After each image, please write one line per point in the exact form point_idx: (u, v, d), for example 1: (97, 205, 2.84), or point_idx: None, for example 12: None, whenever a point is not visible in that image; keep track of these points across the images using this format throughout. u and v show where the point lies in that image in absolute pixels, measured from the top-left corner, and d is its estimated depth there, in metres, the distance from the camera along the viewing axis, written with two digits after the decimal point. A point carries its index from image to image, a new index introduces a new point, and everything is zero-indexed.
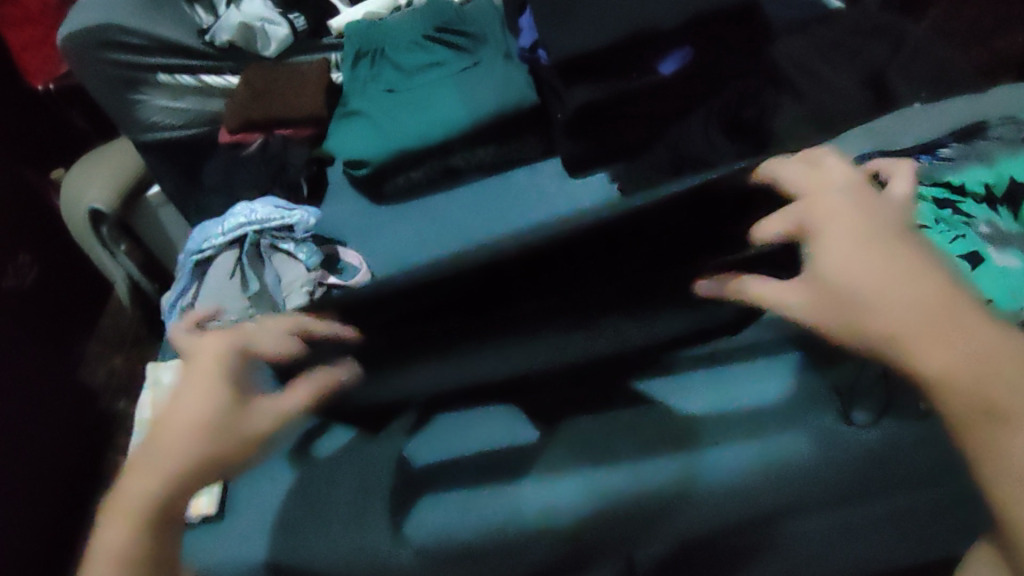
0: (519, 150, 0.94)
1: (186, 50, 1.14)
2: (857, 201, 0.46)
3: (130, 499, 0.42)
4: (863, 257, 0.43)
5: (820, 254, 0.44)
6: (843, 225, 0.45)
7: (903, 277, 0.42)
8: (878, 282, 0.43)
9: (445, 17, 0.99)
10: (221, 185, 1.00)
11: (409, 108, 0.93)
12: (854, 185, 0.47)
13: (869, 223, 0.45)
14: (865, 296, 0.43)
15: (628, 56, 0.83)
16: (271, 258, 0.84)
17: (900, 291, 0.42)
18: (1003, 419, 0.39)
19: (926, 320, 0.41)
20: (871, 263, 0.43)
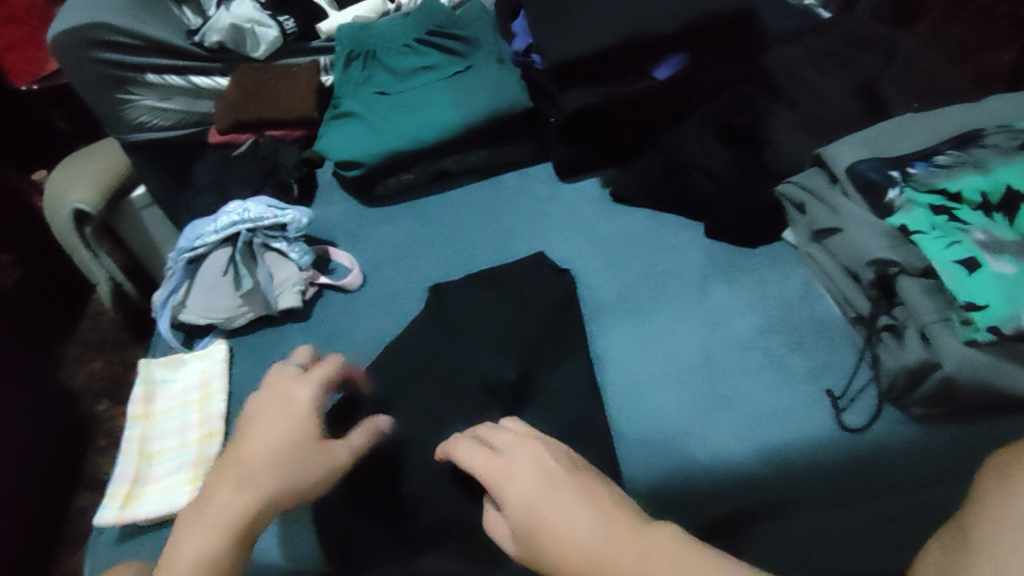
0: (512, 153, 0.92)
1: (177, 50, 1.14)
2: (515, 471, 0.45)
3: (226, 513, 0.48)
4: (554, 513, 0.41)
5: (502, 488, 0.45)
6: (516, 477, 0.45)
7: (518, 492, 0.44)
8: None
9: (439, 21, 0.99)
10: (211, 184, 0.97)
11: (403, 109, 0.92)
12: (528, 459, 0.46)
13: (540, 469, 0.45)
14: (576, 543, 0.39)
15: (624, 62, 0.80)
16: (263, 259, 0.82)
17: (558, 520, 0.41)
18: None
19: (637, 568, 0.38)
20: (567, 517, 0.41)
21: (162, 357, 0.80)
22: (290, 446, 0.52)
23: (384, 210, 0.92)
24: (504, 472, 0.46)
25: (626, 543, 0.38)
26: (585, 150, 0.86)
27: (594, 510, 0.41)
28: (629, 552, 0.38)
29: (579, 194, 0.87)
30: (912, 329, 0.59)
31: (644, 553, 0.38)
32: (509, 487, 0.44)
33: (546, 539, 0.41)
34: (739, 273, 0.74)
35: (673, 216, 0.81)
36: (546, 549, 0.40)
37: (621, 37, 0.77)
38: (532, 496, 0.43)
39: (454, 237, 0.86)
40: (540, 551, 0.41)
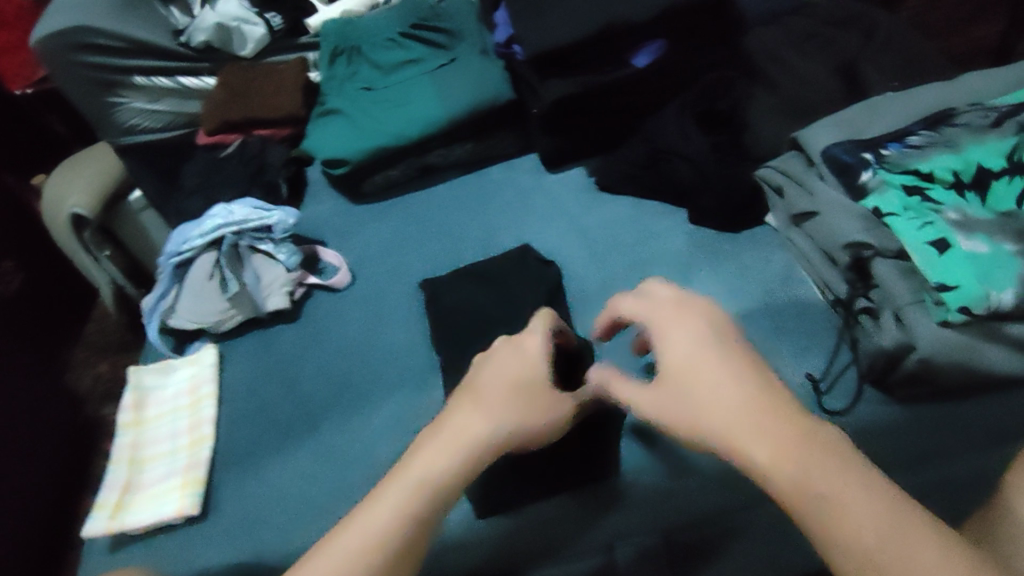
0: (495, 147, 0.92)
1: (162, 52, 1.14)
2: (686, 333, 0.47)
3: (456, 459, 0.46)
4: (710, 383, 0.44)
5: (667, 343, 0.47)
6: (679, 342, 0.47)
7: (690, 350, 0.46)
8: (810, 451, 0.40)
9: (421, 14, 1.00)
10: (200, 187, 0.98)
11: (387, 104, 0.92)
12: (702, 335, 0.47)
13: (692, 327, 0.48)
14: (716, 409, 0.43)
15: (603, 51, 0.81)
16: (251, 260, 0.83)
17: (726, 400, 0.43)
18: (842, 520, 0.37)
19: (769, 436, 0.41)
20: (723, 384, 0.44)
21: (152, 364, 0.82)
22: (529, 391, 0.51)
23: (372, 207, 0.93)
24: (683, 335, 0.47)
25: (778, 418, 0.42)
26: (568, 140, 0.86)
27: (731, 377, 0.44)
28: (766, 431, 0.41)
29: (562, 185, 0.87)
30: (887, 310, 0.60)
31: (781, 430, 0.41)
32: (669, 352, 0.47)
33: (702, 408, 0.44)
34: (719, 261, 0.74)
35: (657, 205, 0.81)
36: (705, 414, 0.43)
37: (596, 27, 0.77)
38: (693, 355, 0.46)
39: (441, 231, 0.87)
40: (697, 408, 0.44)
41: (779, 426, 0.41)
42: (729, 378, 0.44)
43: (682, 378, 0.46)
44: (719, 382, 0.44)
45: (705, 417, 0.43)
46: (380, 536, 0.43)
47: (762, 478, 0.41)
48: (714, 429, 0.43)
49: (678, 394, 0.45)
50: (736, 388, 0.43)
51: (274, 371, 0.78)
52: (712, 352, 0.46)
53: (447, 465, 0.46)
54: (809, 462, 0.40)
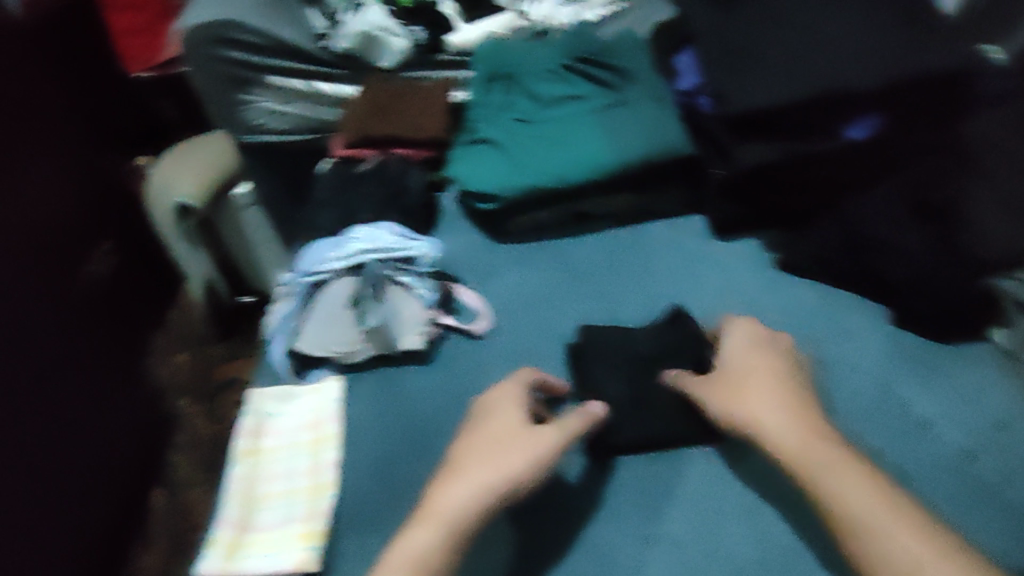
0: (661, 202, 0.85)
1: (303, 53, 1.10)
2: (761, 387, 0.60)
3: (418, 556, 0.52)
4: (791, 424, 0.57)
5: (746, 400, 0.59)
6: (741, 386, 0.61)
7: (776, 406, 0.58)
8: (882, 510, 0.50)
9: (589, 48, 0.93)
10: (333, 202, 0.92)
11: (545, 141, 0.85)
12: (771, 379, 0.61)
13: (761, 373, 0.62)
14: (805, 446, 0.55)
15: (811, 118, 0.73)
16: (389, 291, 0.78)
17: (801, 441, 0.56)
18: (875, 534, 0.49)
19: (847, 482, 0.52)
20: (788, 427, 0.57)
21: (274, 387, 0.76)
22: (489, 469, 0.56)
23: (514, 248, 0.86)
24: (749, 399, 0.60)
25: (859, 479, 0.52)
26: (752, 206, 0.78)
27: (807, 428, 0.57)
28: (838, 473, 0.53)
29: (736, 257, 0.78)
30: None
31: (875, 496, 0.51)
32: (758, 401, 0.59)
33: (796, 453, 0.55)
34: (931, 377, 0.64)
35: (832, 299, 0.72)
36: (829, 482, 0.52)
37: (811, 93, 0.70)
38: (795, 425, 0.57)
39: (593, 289, 0.79)
40: (788, 447, 0.56)
41: (853, 468, 0.53)
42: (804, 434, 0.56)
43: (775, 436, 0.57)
44: (817, 448, 0.55)
45: (792, 451, 0.55)
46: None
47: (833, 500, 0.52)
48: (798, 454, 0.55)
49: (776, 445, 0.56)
50: (833, 447, 0.55)
51: (402, 421, 0.70)
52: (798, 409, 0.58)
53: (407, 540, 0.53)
54: (887, 512, 0.50)
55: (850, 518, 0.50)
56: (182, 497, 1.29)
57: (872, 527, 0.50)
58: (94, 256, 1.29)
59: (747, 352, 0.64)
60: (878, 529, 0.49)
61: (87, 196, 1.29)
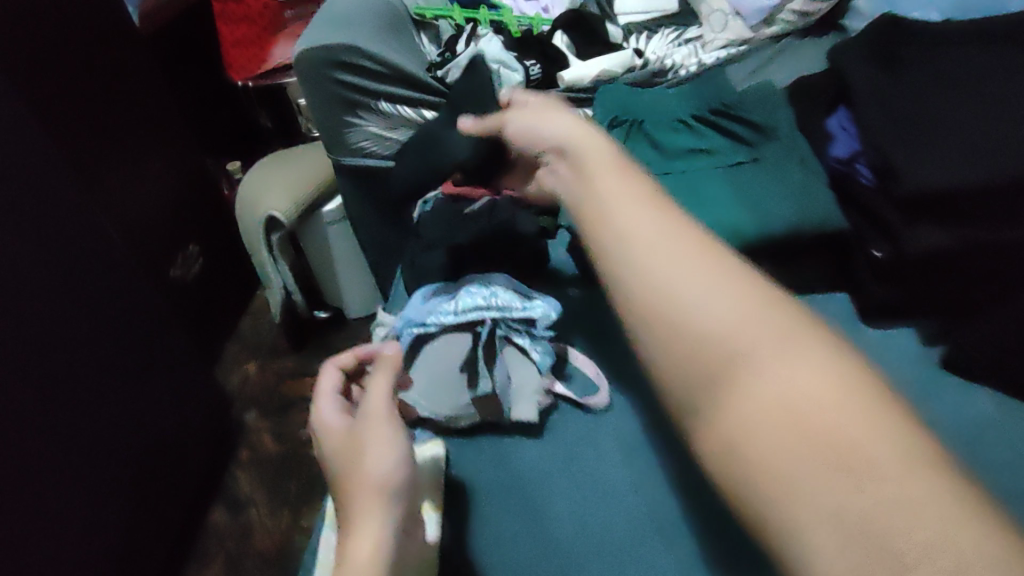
0: (807, 275, 0.76)
1: (414, 81, 1.07)
2: (603, 183, 0.48)
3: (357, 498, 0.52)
4: (696, 273, 0.41)
5: (603, 219, 0.46)
6: (614, 198, 0.47)
7: (661, 220, 0.44)
8: (821, 391, 0.35)
9: (725, 100, 0.86)
10: (440, 240, 0.90)
11: (680, 199, 0.80)
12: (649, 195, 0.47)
13: (637, 198, 0.46)
14: (705, 292, 0.40)
15: (1003, 205, 0.64)
16: (506, 351, 0.76)
17: (743, 322, 0.39)
18: (796, 413, 0.35)
19: (759, 342, 0.38)
20: (728, 299, 0.40)
21: None
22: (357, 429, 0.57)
23: None
24: (596, 197, 0.48)
25: (839, 391, 0.35)
26: (916, 292, 0.69)
27: (711, 275, 0.41)
28: (768, 338, 0.38)
29: (892, 347, 0.69)
30: None
31: (854, 406, 0.34)
32: (623, 218, 0.45)
33: (688, 294, 0.40)
34: None
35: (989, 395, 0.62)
36: (684, 333, 0.40)
37: (1006, 176, 0.62)
38: (714, 278, 0.41)
39: None
40: (647, 280, 0.42)
41: (768, 320, 0.39)
42: (744, 307, 0.39)
43: (667, 302, 0.41)
44: (704, 275, 0.41)
45: (683, 323, 0.40)
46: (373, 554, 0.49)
47: (707, 347, 0.39)
48: (701, 310, 0.40)
49: (659, 299, 0.41)
50: (748, 297, 0.40)
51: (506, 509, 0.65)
52: (690, 237, 0.44)
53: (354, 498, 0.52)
54: (859, 427, 0.33)
55: (698, 396, 0.39)
56: (240, 515, 1.24)
57: (750, 431, 0.36)
58: (180, 259, 1.33)
59: (585, 128, 0.56)
60: (801, 407, 0.35)
61: (182, 202, 1.32)
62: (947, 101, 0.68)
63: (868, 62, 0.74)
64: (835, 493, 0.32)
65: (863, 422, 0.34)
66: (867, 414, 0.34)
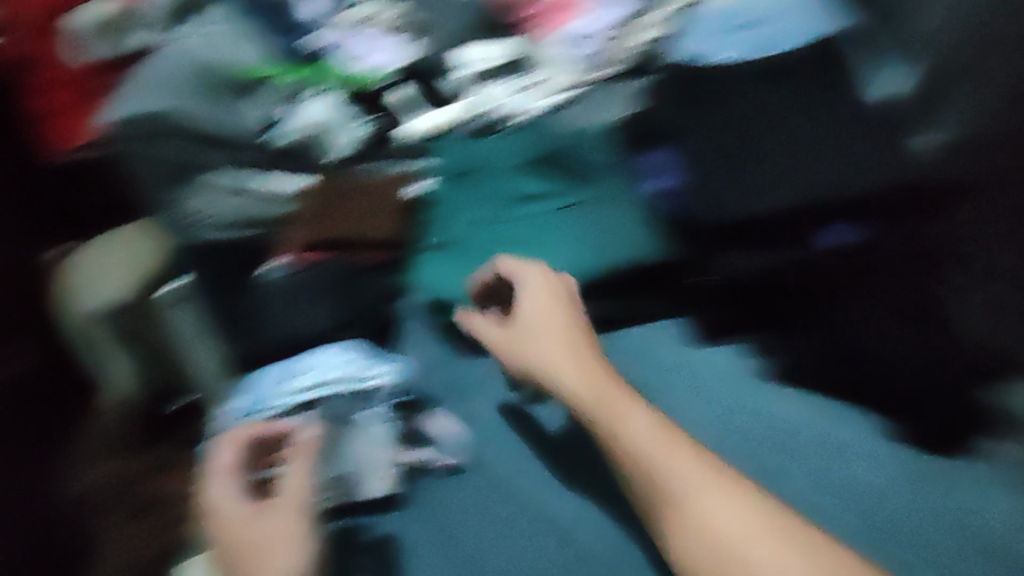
0: (643, 310, 0.79)
1: (224, 134, 0.90)
2: (589, 378, 0.68)
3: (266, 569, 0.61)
4: (639, 418, 0.63)
5: (563, 380, 0.69)
6: (583, 369, 0.69)
7: (595, 388, 0.67)
8: (707, 482, 0.58)
9: (557, 142, 0.85)
10: (279, 317, 0.82)
11: (515, 248, 0.83)
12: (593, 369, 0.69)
13: (594, 374, 0.69)
14: (629, 421, 0.63)
15: (790, 224, 0.75)
16: (348, 433, 0.71)
17: (655, 443, 0.61)
18: (674, 502, 0.57)
19: (676, 459, 0.59)
20: (644, 427, 0.62)
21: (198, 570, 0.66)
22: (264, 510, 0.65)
23: (483, 365, 0.77)
24: (576, 381, 0.68)
25: (678, 455, 0.60)
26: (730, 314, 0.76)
27: (669, 438, 0.61)
28: (698, 472, 0.58)
29: (725, 372, 0.73)
30: None
31: (728, 506, 0.56)
32: (571, 370, 0.69)
33: (630, 437, 0.62)
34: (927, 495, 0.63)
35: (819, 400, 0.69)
36: (622, 445, 0.62)
37: (785, 203, 0.75)
38: (676, 448, 0.61)
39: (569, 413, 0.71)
40: (627, 428, 0.63)
41: (688, 462, 0.59)
42: (653, 428, 0.62)
43: (660, 440, 0.61)
44: (639, 425, 0.63)
45: (626, 437, 0.62)
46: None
47: (628, 450, 0.61)
48: (633, 446, 0.61)
49: (626, 437, 0.62)
50: (680, 443, 0.61)
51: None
52: (607, 386, 0.67)
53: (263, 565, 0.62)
54: (698, 509, 0.56)
55: (688, 502, 0.57)
56: None
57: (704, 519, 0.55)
58: None
59: (540, 356, 0.72)
60: (679, 500, 0.57)
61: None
62: (742, 134, 0.78)
63: (672, 106, 0.82)
64: (762, 551, 0.53)
65: (737, 525, 0.55)
66: (732, 502, 0.56)
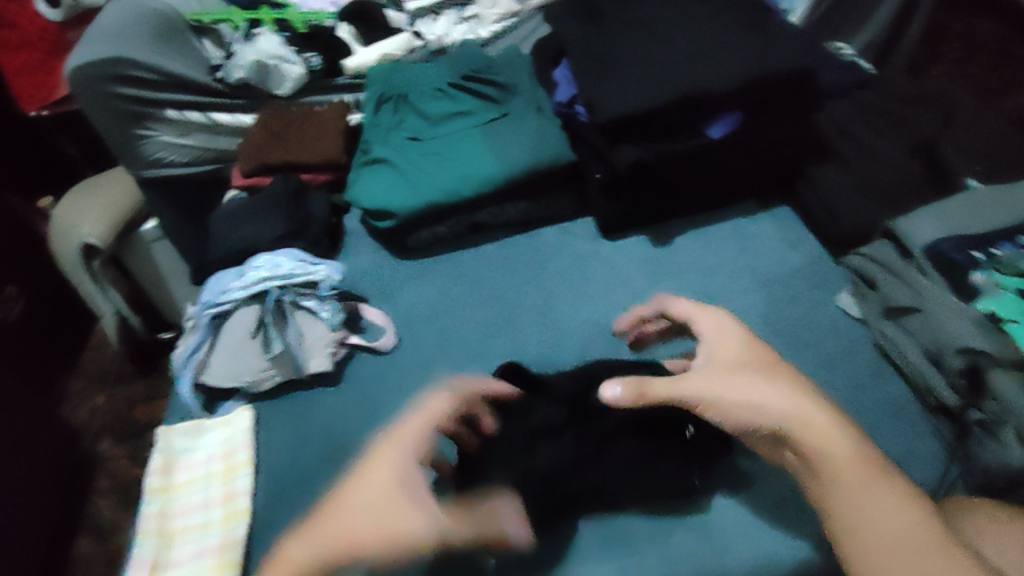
0: (550, 208, 0.90)
1: (199, 87, 1.11)
2: (748, 344, 0.58)
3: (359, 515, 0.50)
4: (735, 381, 0.53)
5: (701, 369, 0.56)
6: (735, 357, 0.56)
7: (747, 347, 0.57)
8: (875, 498, 0.48)
9: (475, 65, 0.96)
10: (232, 230, 0.91)
11: (438, 157, 0.89)
12: (744, 334, 0.59)
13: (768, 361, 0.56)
14: (755, 386, 0.53)
15: (678, 118, 0.77)
16: (293, 318, 0.79)
17: (794, 404, 0.52)
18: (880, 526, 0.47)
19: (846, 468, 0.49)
20: (769, 391, 0.52)
21: (183, 424, 0.76)
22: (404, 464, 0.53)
23: (417, 262, 0.90)
24: (719, 328, 0.59)
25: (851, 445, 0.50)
26: (631, 201, 0.83)
27: (780, 380, 0.54)
28: (869, 479, 0.48)
29: (622, 253, 0.85)
30: (1006, 426, 0.54)
31: (876, 482, 0.48)
32: (710, 321, 0.61)
33: (827, 451, 0.49)
34: (795, 327, 0.71)
35: (704, 236, 0.85)
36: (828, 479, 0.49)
37: (676, 94, 0.74)
38: (798, 392, 0.52)
39: (480, 285, 0.85)
40: (761, 411, 0.52)
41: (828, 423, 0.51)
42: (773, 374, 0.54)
43: (795, 412, 0.51)
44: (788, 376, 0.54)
45: (837, 474, 0.49)
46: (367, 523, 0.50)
47: (830, 475, 0.49)
48: (825, 461, 0.49)
49: (736, 409, 0.52)
50: (832, 444, 0.50)
51: (296, 444, 0.72)
52: (770, 367, 0.55)
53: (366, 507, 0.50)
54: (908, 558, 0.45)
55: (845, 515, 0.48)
56: (107, 544, 1.20)
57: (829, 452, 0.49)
58: None
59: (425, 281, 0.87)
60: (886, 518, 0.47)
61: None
62: (633, 40, 0.80)
63: (573, 17, 0.85)
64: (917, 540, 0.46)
65: (887, 500, 0.48)
66: (878, 484, 0.48)
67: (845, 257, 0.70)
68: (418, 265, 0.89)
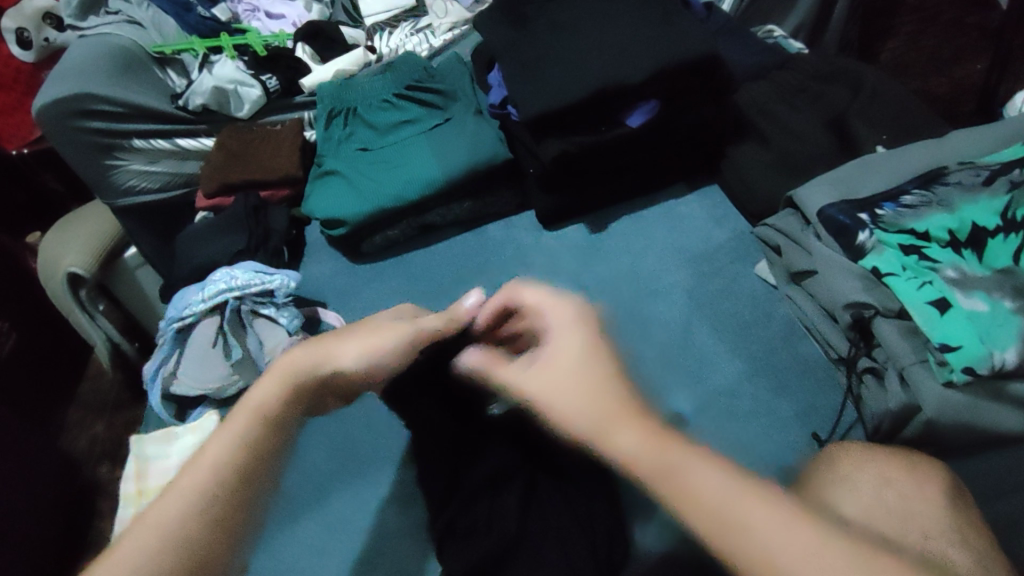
0: (495, 204, 0.95)
1: (162, 115, 1.15)
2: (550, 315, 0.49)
3: (260, 403, 0.52)
4: (564, 355, 0.45)
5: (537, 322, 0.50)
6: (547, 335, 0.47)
7: (552, 306, 0.49)
8: (736, 498, 0.37)
9: (417, 76, 1.01)
10: (196, 248, 0.97)
11: (383, 165, 0.93)
12: (561, 315, 0.48)
13: (562, 328, 0.47)
14: (553, 358, 0.45)
15: (595, 111, 0.82)
16: (252, 325, 0.84)
17: (627, 406, 0.41)
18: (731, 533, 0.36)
19: (698, 471, 0.38)
20: (576, 357, 0.44)
21: (155, 432, 0.81)
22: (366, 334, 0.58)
23: (373, 266, 0.95)
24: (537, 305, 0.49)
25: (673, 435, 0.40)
26: (566, 193, 0.89)
27: (580, 340, 0.45)
28: (703, 471, 0.38)
29: (562, 242, 0.90)
30: (891, 371, 0.61)
31: (710, 465, 0.38)
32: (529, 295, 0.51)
33: (688, 476, 0.38)
34: (721, 314, 0.75)
35: (635, 219, 0.90)
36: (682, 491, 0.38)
37: (592, 88, 0.79)
38: (567, 334, 0.46)
39: (431, 281, 0.90)
40: (583, 388, 0.43)
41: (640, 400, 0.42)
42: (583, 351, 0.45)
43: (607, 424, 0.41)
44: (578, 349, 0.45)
45: (696, 479, 0.38)
46: (262, 404, 0.52)
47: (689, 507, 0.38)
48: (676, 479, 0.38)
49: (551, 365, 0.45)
50: (682, 442, 0.40)
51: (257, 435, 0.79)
52: (579, 328, 0.47)
53: (243, 418, 0.51)
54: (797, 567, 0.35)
55: (719, 529, 0.37)
56: None
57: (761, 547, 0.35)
58: None
59: (381, 285, 0.91)
60: (726, 523, 0.36)
61: None
62: (555, 42, 0.85)
63: (499, 23, 0.90)
64: (768, 523, 0.36)
65: (762, 509, 0.37)
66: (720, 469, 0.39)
67: (759, 227, 0.76)
68: (374, 270, 0.94)
